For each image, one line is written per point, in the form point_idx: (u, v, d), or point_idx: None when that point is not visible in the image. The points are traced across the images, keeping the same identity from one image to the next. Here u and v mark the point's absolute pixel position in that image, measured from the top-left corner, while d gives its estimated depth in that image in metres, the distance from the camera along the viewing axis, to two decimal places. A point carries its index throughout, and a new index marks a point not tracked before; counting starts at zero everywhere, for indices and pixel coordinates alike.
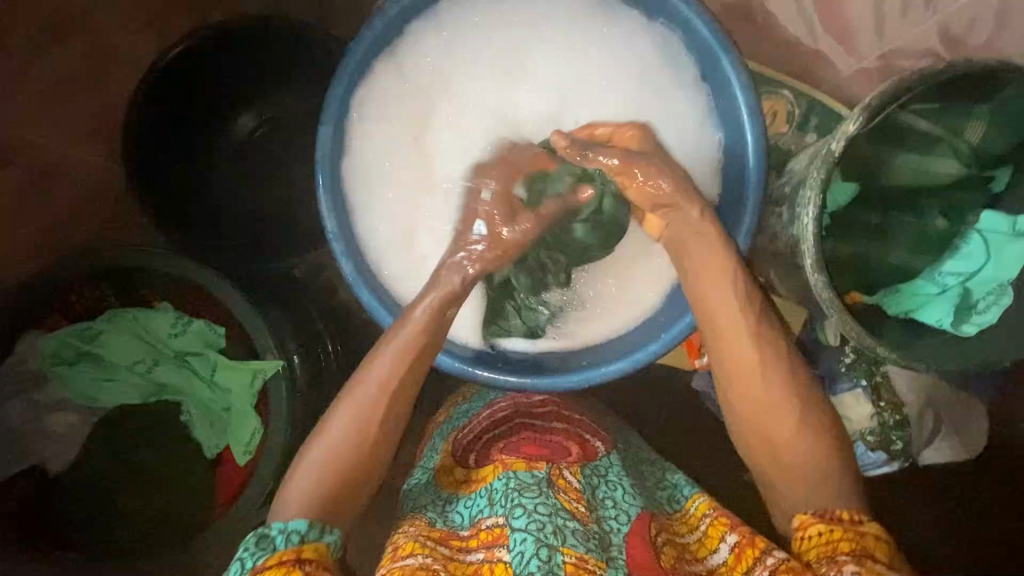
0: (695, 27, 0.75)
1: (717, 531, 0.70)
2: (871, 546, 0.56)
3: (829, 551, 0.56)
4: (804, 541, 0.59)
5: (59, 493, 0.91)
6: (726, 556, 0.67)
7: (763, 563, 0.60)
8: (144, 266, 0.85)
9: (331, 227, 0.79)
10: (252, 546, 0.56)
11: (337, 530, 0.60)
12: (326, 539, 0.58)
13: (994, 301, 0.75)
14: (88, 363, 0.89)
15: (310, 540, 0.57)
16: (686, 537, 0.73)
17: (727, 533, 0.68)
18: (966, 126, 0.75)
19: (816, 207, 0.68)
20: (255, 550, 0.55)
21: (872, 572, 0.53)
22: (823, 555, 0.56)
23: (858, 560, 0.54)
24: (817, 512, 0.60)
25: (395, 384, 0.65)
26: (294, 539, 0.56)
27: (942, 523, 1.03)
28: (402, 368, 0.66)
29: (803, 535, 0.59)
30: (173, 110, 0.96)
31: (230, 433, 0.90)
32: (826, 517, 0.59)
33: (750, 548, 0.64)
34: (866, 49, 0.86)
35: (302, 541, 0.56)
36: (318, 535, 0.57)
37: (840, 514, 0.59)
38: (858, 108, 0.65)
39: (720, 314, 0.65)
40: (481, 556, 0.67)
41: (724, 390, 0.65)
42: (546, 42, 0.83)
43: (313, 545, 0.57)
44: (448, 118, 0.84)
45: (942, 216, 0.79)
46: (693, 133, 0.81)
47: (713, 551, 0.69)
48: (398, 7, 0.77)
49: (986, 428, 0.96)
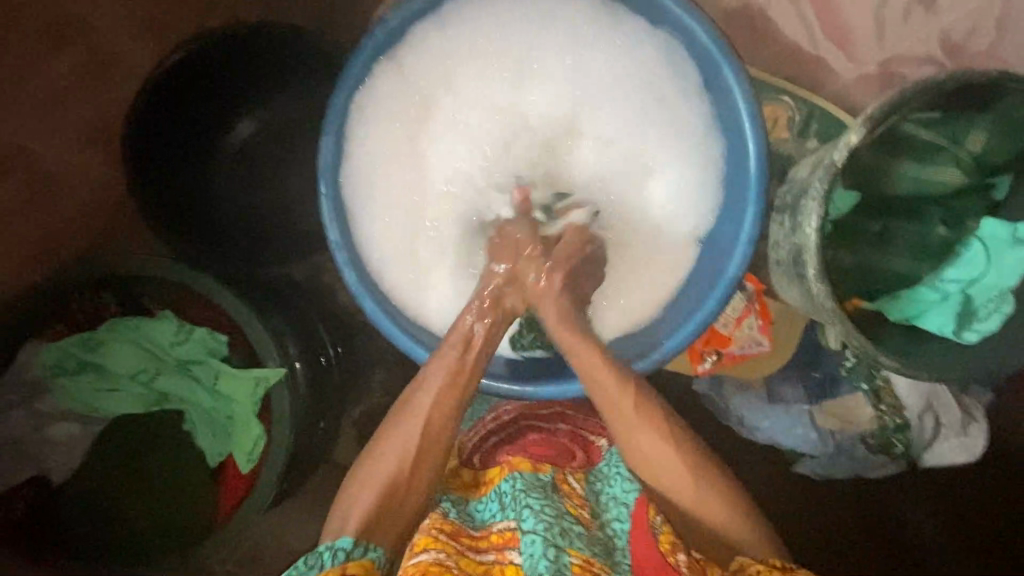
0: (697, 35, 0.75)
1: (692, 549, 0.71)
2: None
3: None
4: None
5: (62, 501, 0.91)
6: None
7: None
8: (152, 274, 0.86)
9: (335, 236, 0.78)
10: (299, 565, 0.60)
11: (379, 546, 0.64)
12: (370, 556, 0.62)
13: (995, 308, 0.76)
14: (89, 373, 0.89)
15: (354, 556, 0.61)
16: None
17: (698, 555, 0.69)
18: (968, 136, 0.75)
19: (819, 217, 0.68)
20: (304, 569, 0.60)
21: None
22: None
23: None
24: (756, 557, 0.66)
25: (426, 423, 0.70)
26: (340, 556, 0.60)
27: (941, 525, 1.03)
28: (437, 406, 0.71)
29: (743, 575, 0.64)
30: (172, 116, 0.96)
31: (233, 440, 0.90)
32: (765, 562, 0.65)
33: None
34: (866, 55, 0.87)
35: (348, 557, 0.60)
36: (363, 553, 0.61)
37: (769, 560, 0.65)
38: (860, 119, 0.65)
39: (605, 399, 0.71)
40: (492, 557, 0.67)
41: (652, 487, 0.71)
42: (546, 51, 0.83)
43: (359, 561, 0.60)
44: (449, 125, 0.84)
45: (944, 226, 0.78)
46: (695, 143, 0.82)
47: None
48: (401, 15, 0.77)
49: (985, 432, 0.96)
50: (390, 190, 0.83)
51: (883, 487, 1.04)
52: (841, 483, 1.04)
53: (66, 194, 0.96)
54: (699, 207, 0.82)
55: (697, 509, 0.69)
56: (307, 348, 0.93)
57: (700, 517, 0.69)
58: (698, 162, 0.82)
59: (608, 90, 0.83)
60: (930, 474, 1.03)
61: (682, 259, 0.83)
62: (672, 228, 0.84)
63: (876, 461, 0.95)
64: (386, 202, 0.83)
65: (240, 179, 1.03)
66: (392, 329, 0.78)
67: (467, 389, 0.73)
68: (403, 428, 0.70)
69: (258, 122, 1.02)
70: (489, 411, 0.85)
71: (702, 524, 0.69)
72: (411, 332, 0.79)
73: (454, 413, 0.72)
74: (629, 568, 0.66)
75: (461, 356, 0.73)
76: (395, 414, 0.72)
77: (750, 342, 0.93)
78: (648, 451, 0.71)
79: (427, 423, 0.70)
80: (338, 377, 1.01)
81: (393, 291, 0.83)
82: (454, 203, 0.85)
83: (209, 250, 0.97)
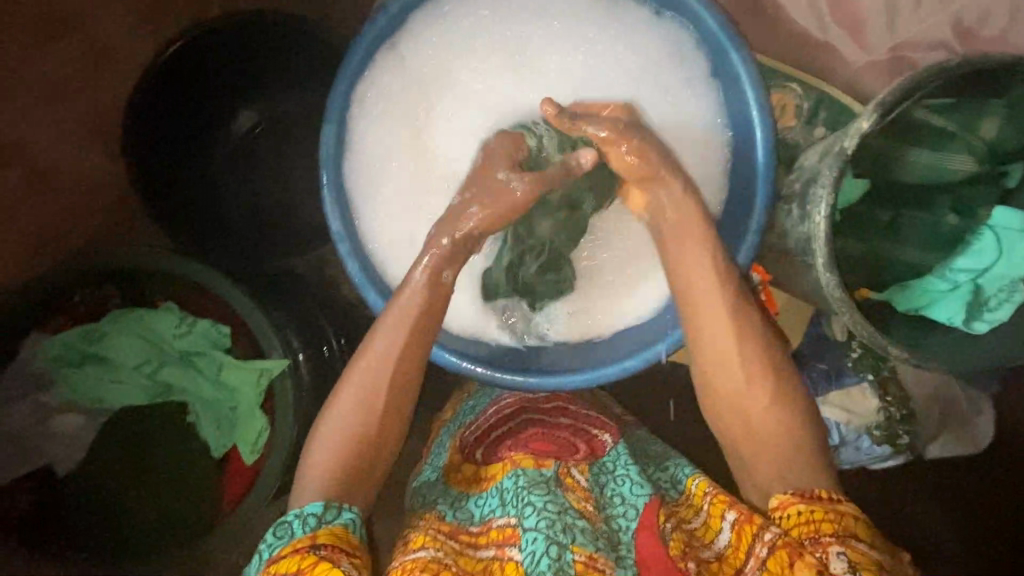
0: (704, 21, 0.74)
1: (718, 509, 0.66)
2: (849, 525, 0.57)
3: (812, 530, 0.57)
4: (787, 520, 0.59)
5: (67, 493, 0.91)
6: (729, 536, 0.63)
7: (761, 539, 0.58)
8: (149, 268, 0.85)
9: (337, 227, 0.77)
10: (271, 536, 0.58)
11: (353, 507, 0.62)
12: (343, 519, 0.60)
13: (1006, 299, 0.74)
14: (93, 364, 0.90)
15: (325, 522, 0.59)
16: (692, 521, 0.69)
17: (727, 510, 0.65)
18: (981, 122, 0.73)
19: (828, 205, 0.67)
20: (274, 540, 0.58)
21: (857, 554, 0.54)
22: (806, 534, 0.57)
23: (842, 540, 0.55)
24: (796, 493, 0.60)
25: (388, 374, 0.65)
26: (311, 523, 0.58)
27: (947, 516, 1.03)
28: (400, 354, 0.65)
29: (783, 514, 0.59)
30: (171, 106, 0.95)
31: (237, 432, 0.90)
32: (806, 497, 0.59)
33: (748, 526, 0.61)
34: (876, 42, 0.85)
35: (319, 524, 0.58)
36: (335, 516, 0.59)
37: (812, 495, 0.59)
38: (871, 104, 0.64)
39: (702, 310, 0.68)
40: (491, 553, 0.67)
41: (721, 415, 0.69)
42: (550, 37, 0.81)
43: (329, 528, 0.58)
44: (453, 113, 0.83)
45: (954, 214, 0.77)
46: (702, 130, 0.80)
47: (718, 533, 0.65)
48: (402, 2, 0.76)
49: (993, 425, 0.97)
50: (393, 180, 0.82)
51: (889, 477, 1.04)
52: (846, 474, 1.04)
53: (64, 187, 0.96)
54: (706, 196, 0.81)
55: (764, 439, 0.66)
56: (310, 340, 0.93)
57: (762, 444, 0.66)
58: (704, 151, 0.80)
59: (615, 76, 0.81)
60: (935, 465, 1.03)
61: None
62: None
63: (882, 453, 0.94)
64: (389, 192, 0.82)
65: (236, 173, 1.01)
66: None
67: (430, 331, 0.67)
68: (364, 378, 0.65)
69: (260, 112, 1.01)
70: (490, 403, 0.85)
71: (760, 453, 0.66)
72: None
73: (417, 361, 0.66)
74: (634, 565, 0.64)
75: (427, 297, 0.67)
76: (354, 363, 0.66)
77: None
78: (728, 366, 0.67)
79: (389, 374, 0.65)
80: (342, 369, 1.01)
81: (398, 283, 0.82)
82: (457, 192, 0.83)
83: (215, 246, 0.98)
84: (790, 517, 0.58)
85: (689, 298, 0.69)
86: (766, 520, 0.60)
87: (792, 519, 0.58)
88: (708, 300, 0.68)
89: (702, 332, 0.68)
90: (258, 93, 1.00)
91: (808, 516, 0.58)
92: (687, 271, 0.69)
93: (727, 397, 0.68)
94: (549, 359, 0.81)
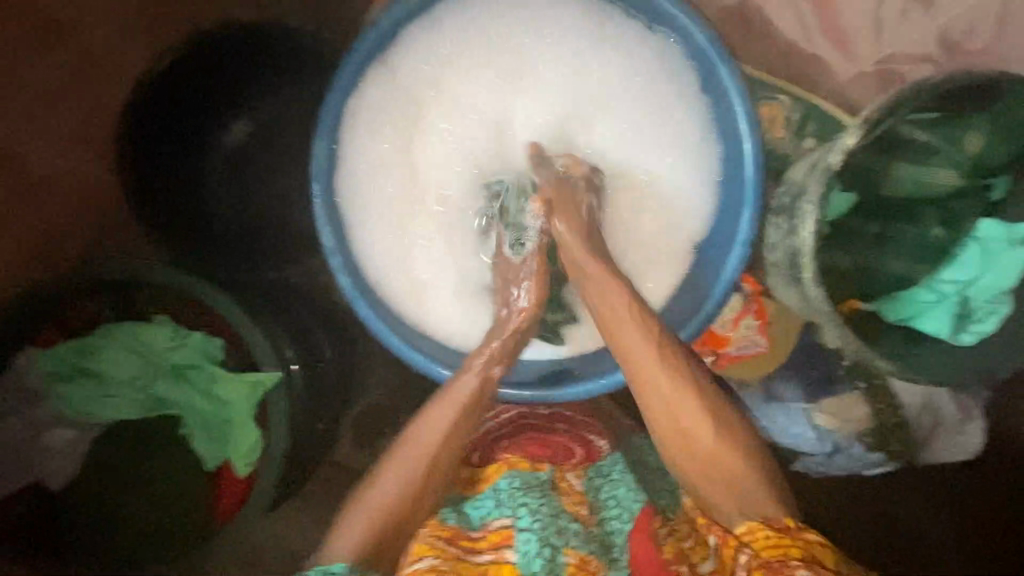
0: (691, 36, 0.74)
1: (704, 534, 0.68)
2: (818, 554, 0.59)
3: (781, 553, 0.58)
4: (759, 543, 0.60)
5: (60, 507, 0.91)
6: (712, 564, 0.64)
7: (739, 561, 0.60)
8: (143, 278, 0.86)
9: (329, 242, 0.77)
10: None
11: (377, 572, 0.62)
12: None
13: (994, 309, 0.76)
14: (85, 379, 0.88)
15: None
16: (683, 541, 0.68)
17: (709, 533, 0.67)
18: (965, 136, 0.74)
19: (815, 219, 0.68)
20: None
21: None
22: (777, 556, 0.58)
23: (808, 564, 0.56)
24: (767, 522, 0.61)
25: (432, 450, 0.68)
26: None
27: (941, 522, 1.04)
28: (443, 432, 0.69)
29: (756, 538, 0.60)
30: (162, 117, 0.94)
31: (230, 445, 0.90)
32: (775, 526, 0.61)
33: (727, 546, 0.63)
34: (863, 54, 0.86)
35: None
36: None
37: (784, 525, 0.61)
38: (858, 120, 0.64)
39: (636, 365, 0.69)
40: (489, 557, 0.66)
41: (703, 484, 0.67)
42: (542, 52, 0.82)
43: None
44: (444, 127, 0.83)
45: (939, 226, 0.78)
46: (691, 144, 0.81)
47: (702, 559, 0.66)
48: (391, 20, 0.76)
49: (983, 430, 0.97)
50: (385, 196, 0.83)
51: (883, 485, 1.04)
52: (840, 480, 1.04)
53: (61, 198, 0.96)
54: (695, 208, 0.82)
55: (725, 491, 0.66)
56: (304, 351, 0.93)
57: (715, 468, 0.67)
58: (692, 164, 0.82)
59: (604, 90, 0.82)
60: (930, 471, 1.03)
61: (675, 265, 0.83)
62: (667, 235, 0.83)
63: (873, 458, 0.96)
64: (380, 208, 0.83)
65: (231, 190, 1.02)
66: (387, 333, 0.77)
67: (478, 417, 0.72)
68: (405, 454, 0.68)
69: (252, 121, 0.98)
70: (489, 408, 0.86)
71: (717, 476, 0.67)
72: (407, 337, 0.79)
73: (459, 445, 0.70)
74: (627, 564, 0.67)
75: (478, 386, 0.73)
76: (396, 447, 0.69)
77: (747, 341, 0.94)
78: (701, 439, 0.67)
79: (432, 450, 0.68)
80: (336, 379, 1.01)
81: (391, 296, 0.82)
82: (448, 207, 0.84)
83: (212, 252, 0.99)
84: (761, 541, 0.60)
85: (624, 356, 0.70)
86: (739, 542, 0.62)
87: (762, 542, 0.60)
88: (642, 357, 0.69)
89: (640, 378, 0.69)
90: None
91: (778, 541, 0.59)
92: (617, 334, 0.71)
93: (664, 422, 0.68)
94: (536, 375, 0.82)
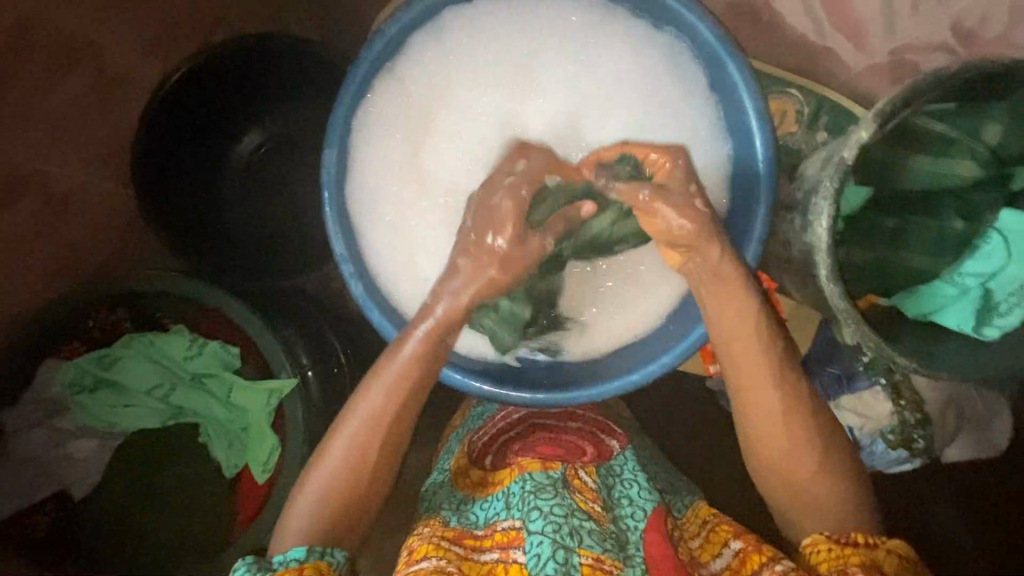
0: (699, 32, 0.74)
1: (721, 536, 0.70)
2: (881, 561, 0.60)
3: (841, 565, 0.59)
4: (815, 556, 0.61)
5: (85, 515, 0.93)
6: (728, 562, 0.67)
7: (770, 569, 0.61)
8: (160, 288, 0.86)
9: (340, 249, 0.78)
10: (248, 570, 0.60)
11: (339, 550, 0.64)
12: (327, 559, 0.62)
13: (1017, 303, 0.73)
14: (105, 389, 0.91)
15: (310, 560, 0.61)
16: (692, 538, 0.73)
17: (731, 539, 0.68)
18: (982, 126, 0.72)
19: (829, 216, 0.66)
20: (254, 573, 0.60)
21: None
22: (835, 568, 0.59)
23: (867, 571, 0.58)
24: (831, 535, 0.63)
25: (380, 427, 0.65)
26: (294, 562, 0.61)
27: (970, 522, 1.01)
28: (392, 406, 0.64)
29: (814, 550, 0.62)
30: (178, 131, 0.96)
31: (248, 452, 0.91)
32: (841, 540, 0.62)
33: (755, 555, 0.64)
34: (875, 45, 0.84)
35: (302, 562, 0.61)
36: (318, 557, 0.62)
37: (852, 536, 0.62)
38: (870, 114, 0.63)
39: (741, 367, 0.64)
40: (495, 556, 0.67)
41: (772, 481, 0.67)
42: (549, 52, 0.82)
43: (313, 564, 0.61)
44: (452, 129, 0.83)
45: (960, 219, 0.76)
46: (704, 141, 0.80)
47: (714, 556, 0.69)
48: (398, 27, 0.77)
49: (1012, 427, 0.95)
50: (396, 200, 0.83)
51: (909, 485, 1.02)
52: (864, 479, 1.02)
53: (83, 212, 0.97)
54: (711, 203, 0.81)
55: (798, 497, 0.67)
56: (318, 357, 0.94)
57: (791, 472, 0.66)
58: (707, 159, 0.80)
59: (611, 88, 0.82)
60: (956, 468, 1.01)
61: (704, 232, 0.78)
62: None
63: (897, 455, 0.93)
64: (391, 212, 0.83)
65: (244, 205, 1.04)
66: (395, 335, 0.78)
67: (421, 388, 0.65)
68: (355, 433, 0.65)
69: (264, 131, 1.03)
70: (500, 408, 0.85)
71: (789, 489, 0.66)
72: None
73: (407, 422, 0.66)
74: (642, 561, 0.66)
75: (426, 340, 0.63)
76: (339, 426, 0.66)
77: None
78: (784, 442, 0.65)
79: (381, 427, 0.65)
80: (352, 385, 1.02)
81: (404, 301, 0.82)
82: (456, 207, 0.83)
83: (226, 265, 0.98)
84: (822, 549, 0.61)
85: (728, 351, 0.64)
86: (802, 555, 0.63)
87: (823, 555, 0.61)
88: (749, 361, 0.64)
89: (741, 380, 0.65)
90: (259, 117, 1.02)
91: (842, 554, 0.61)
92: (724, 318, 0.64)
93: (756, 422, 0.66)
94: (533, 376, 0.81)
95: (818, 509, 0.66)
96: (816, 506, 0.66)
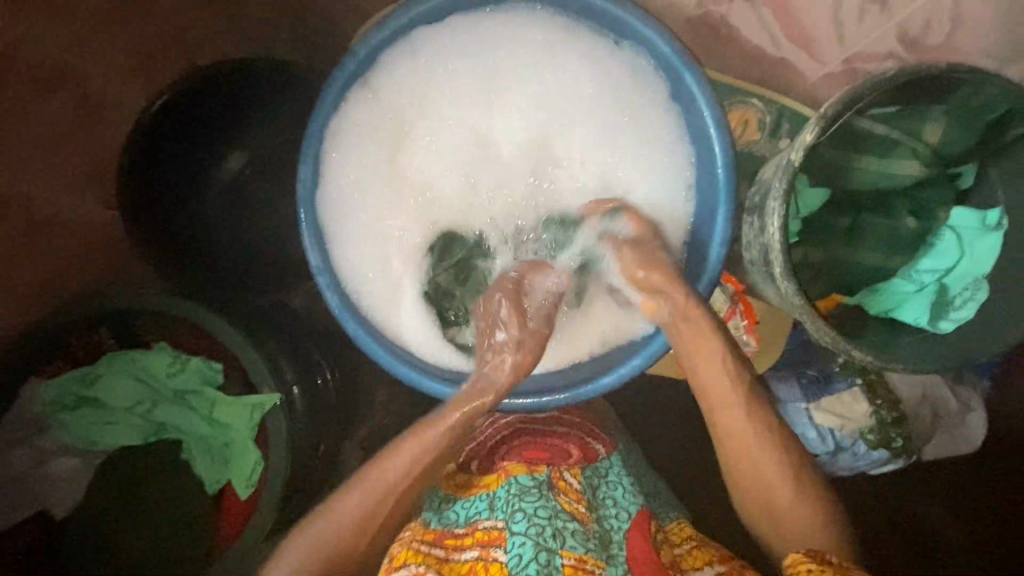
0: (658, 45, 0.77)
1: (700, 558, 0.70)
2: None
3: None
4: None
5: (68, 531, 0.95)
6: None
7: None
8: (142, 307, 0.87)
9: (316, 261, 0.79)
10: None
11: None
12: None
13: (971, 296, 0.76)
14: (88, 407, 0.90)
15: None
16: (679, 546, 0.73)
17: (708, 566, 0.68)
18: (923, 127, 0.76)
19: (781, 217, 0.69)
20: None
21: None
22: None
23: None
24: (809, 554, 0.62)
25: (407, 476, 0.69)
26: None
27: (952, 516, 1.03)
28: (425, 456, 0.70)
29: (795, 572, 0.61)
30: (165, 156, 0.99)
31: (231, 468, 0.91)
32: (817, 558, 0.61)
33: None
34: (829, 55, 0.87)
35: None
36: None
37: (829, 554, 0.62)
38: (815, 117, 0.66)
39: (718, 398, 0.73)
40: (474, 554, 0.68)
41: (755, 504, 0.73)
42: (518, 66, 0.85)
43: None
44: (423, 141, 0.86)
45: (912, 216, 0.79)
46: (667, 151, 0.83)
47: (696, 569, 0.69)
48: (370, 45, 0.78)
49: (984, 419, 0.97)
50: (369, 211, 0.85)
51: (887, 481, 1.04)
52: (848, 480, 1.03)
53: (65, 234, 0.98)
54: (674, 209, 0.84)
55: (774, 514, 0.71)
56: (303, 372, 0.95)
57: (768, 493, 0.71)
58: (671, 166, 0.83)
59: (573, 102, 0.85)
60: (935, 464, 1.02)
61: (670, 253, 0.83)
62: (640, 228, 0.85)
63: (879, 457, 0.93)
64: (365, 224, 0.84)
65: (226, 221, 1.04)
66: (372, 345, 0.79)
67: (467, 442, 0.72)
68: (378, 478, 0.69)
69: (246, 155, 1.02)
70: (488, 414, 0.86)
71: (769, 507, 0.71)
72: (394, 351, 0.80)
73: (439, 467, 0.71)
74: (624, 559, 0.67)
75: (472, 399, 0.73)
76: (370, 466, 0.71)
77: (739, 342, 0.94)
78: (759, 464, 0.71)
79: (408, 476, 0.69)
80: (338, 399, 1.03)
81: (376, 310, 0.84)
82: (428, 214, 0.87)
83: (207, 281, 1.01)
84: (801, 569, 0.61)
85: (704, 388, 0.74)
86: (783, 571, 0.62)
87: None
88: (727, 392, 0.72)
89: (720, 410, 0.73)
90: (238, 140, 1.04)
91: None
92: (700, 358, 0.73)
93: (734, 448, 0.72)
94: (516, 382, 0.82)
95: (800, 529, 0.69)
96: (798, 526, 0.70)
